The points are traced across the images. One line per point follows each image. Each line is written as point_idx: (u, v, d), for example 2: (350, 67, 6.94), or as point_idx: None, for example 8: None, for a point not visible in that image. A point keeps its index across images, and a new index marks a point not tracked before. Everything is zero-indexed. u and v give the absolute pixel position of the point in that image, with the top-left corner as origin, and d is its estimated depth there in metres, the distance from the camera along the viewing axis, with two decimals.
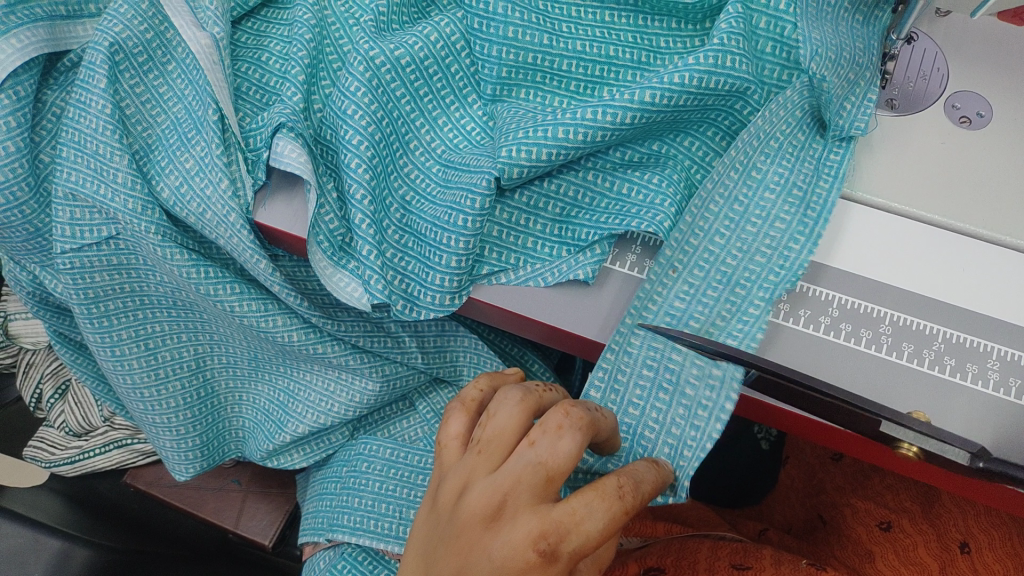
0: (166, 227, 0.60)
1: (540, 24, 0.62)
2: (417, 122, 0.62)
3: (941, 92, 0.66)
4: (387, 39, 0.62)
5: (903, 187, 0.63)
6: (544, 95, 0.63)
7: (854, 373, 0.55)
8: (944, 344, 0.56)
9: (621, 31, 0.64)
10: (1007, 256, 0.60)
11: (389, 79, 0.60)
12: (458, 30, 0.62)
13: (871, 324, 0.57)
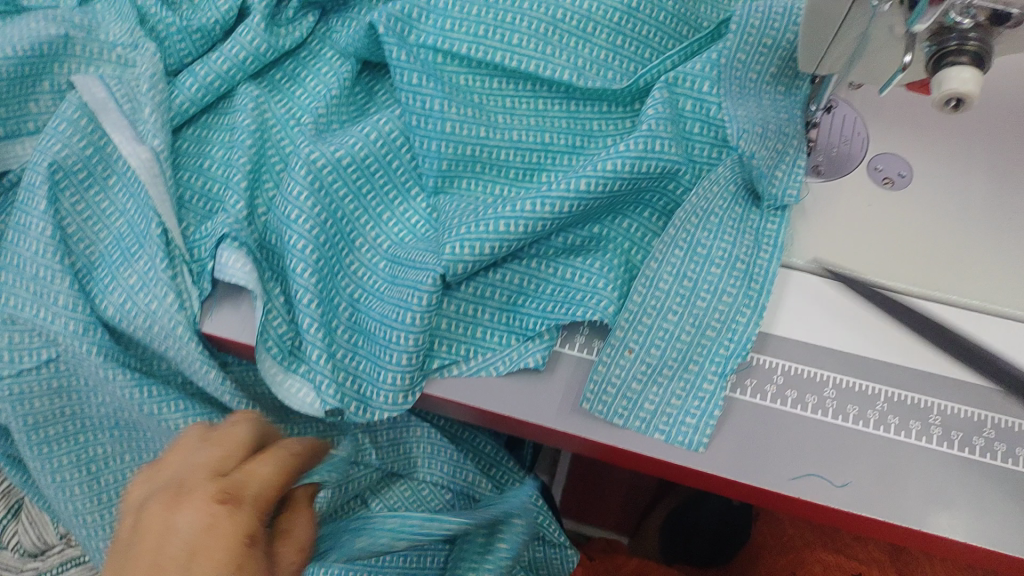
0: (109, 346, 0.60)
1: (475, 117, 0.64)
2: (361, 219, 0.63)
3: (863, 155, 0.69)
4: (327, 140, 0.64)
5: (835, 251, 0.65)
6: (485, 181, 0.65)
7: (807, 439, 0.57)
8: (886, 403, 0.58)
9: (555, 118, 0.67)
10: (938, 311, 0.62)
11: (331, 179, 0.61)
12: (396, 127, 0.65)
13: (815, 389, 0.59)
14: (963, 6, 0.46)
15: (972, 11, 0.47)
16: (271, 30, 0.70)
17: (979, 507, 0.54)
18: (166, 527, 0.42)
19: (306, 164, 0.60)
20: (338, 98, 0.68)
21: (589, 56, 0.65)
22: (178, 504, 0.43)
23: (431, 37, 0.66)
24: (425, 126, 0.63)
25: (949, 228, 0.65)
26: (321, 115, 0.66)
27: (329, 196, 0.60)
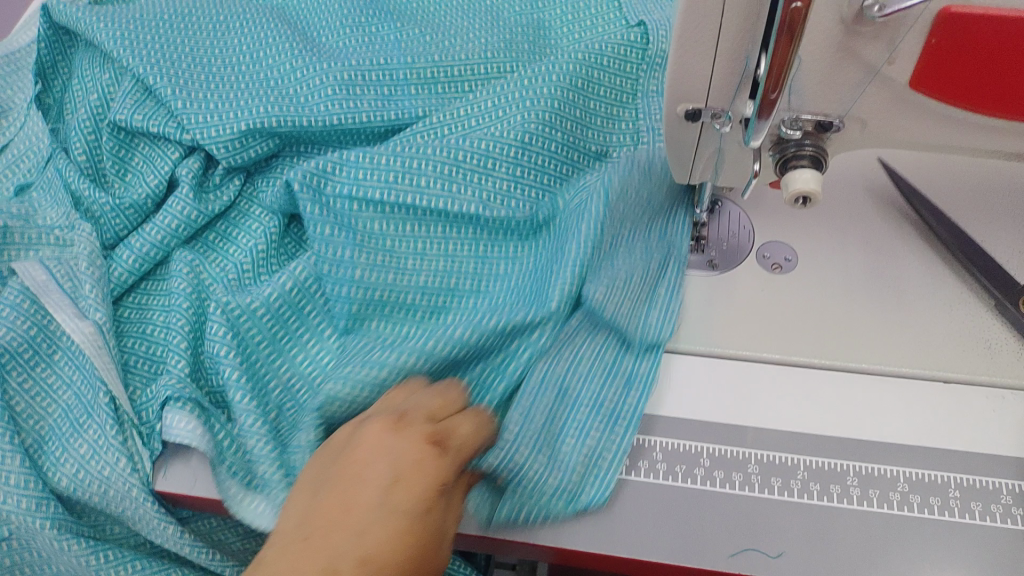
0: (63, 517, 0.62)
1: (383, 262, 0.70)
2: (275, 362, 0.67)
3: (751, 245, 0.76)
4: (246, 293, 0.69)
5: (742, 334, 0.71)
6: (412, 312, 0.69)
7: (742, 518, 0.60)
8: (806, 471, 0.63)
9: (464, 258, 0.72)
10: (842, 377, 0.68)
11: (246, 328, 0.67)
12: (311, 273, 0.69)
13: (739, 467, 0.63)
14: (793, 116, 0.54)
15: (800, 121, 0.55)
16: (200, 204, 0.76)
17: (907, 559, 0.58)
18: (379, 445, 0.52)
19: (235, 325, 0.67)
20: (264, 255, 0.73)
21: (490, 190, 0.72)
22: (394, 433, 0.53)
23: (345, 190, 0.72)
24: (347, 271, 0.69)
25: (842, 300, 0.72)
26: (253, 274, 0.72)
27: (257, 361, 0.66)
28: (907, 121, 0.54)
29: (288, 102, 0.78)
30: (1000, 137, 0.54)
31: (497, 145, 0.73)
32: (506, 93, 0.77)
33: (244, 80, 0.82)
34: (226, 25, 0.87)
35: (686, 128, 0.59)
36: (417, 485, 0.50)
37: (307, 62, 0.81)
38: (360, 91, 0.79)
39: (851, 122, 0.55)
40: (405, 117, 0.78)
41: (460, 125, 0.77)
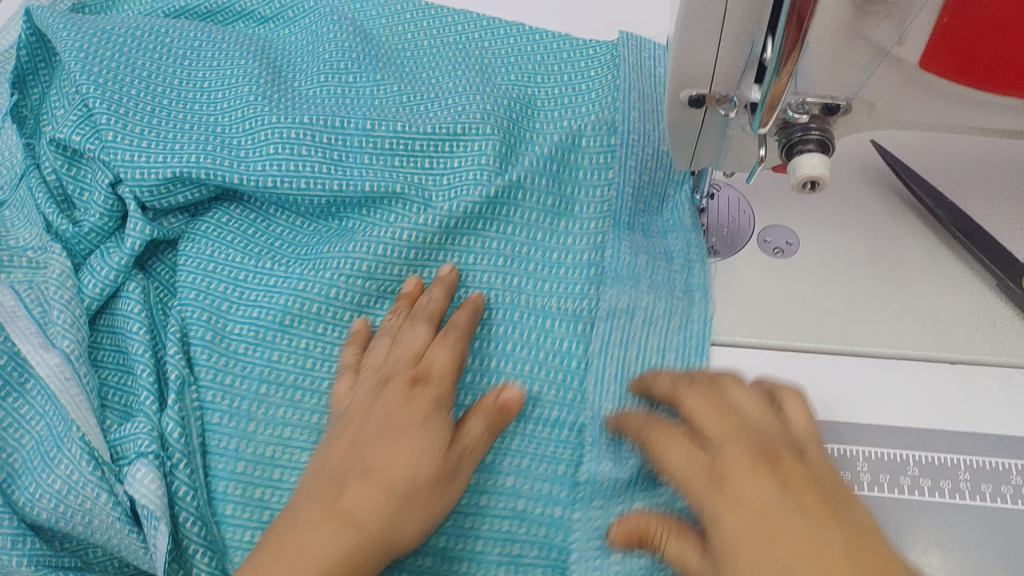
0: (39, 552, 0.64)
1: (273, 340, 0.70)
2: (281, 420, 0.66)
3: (752, 230, 0.75)
4: (228, 361, 0.68)
5: (747, 319, 0.69)
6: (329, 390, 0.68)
7: None
8: None
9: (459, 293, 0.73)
10: (847, 362, 0.68)
11: (240, 403, 0.67)
12: (194, 347, 0.68)
13: None
14: (798, 99, 0.53)
15: (807, 105, 0.53)
16: (183, 257, 0.74)
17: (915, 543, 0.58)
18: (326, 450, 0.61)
19: (219, 389, 0.67)
20: (246, 305, 0.71)
21: (441, 231, 0.74)
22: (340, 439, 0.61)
23: (280, 268, 0.74)
24: (299, 342, 0.70)
25: (842, 284, 0.71)
26: (233, 330, 0.70)
27: (238, 417, 0.66)
28: (915, 101, 0.53)
29: (230, 155, 0.76)
30: (1009, 116, 0.53)
31: (455, 197, 0.76)
32: (474, 146, 0.79)
33: (219, 111, 0.81)
34: (197, 49, 0.86)
35: (687, 114, 0.57)
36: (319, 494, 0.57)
37: (277, 100, 0.80)
38: (328, 130, 0.78)
39: (858, 103, 0.53)
40: (354, 172, 0.76)
41: (411, 180, 0.77)
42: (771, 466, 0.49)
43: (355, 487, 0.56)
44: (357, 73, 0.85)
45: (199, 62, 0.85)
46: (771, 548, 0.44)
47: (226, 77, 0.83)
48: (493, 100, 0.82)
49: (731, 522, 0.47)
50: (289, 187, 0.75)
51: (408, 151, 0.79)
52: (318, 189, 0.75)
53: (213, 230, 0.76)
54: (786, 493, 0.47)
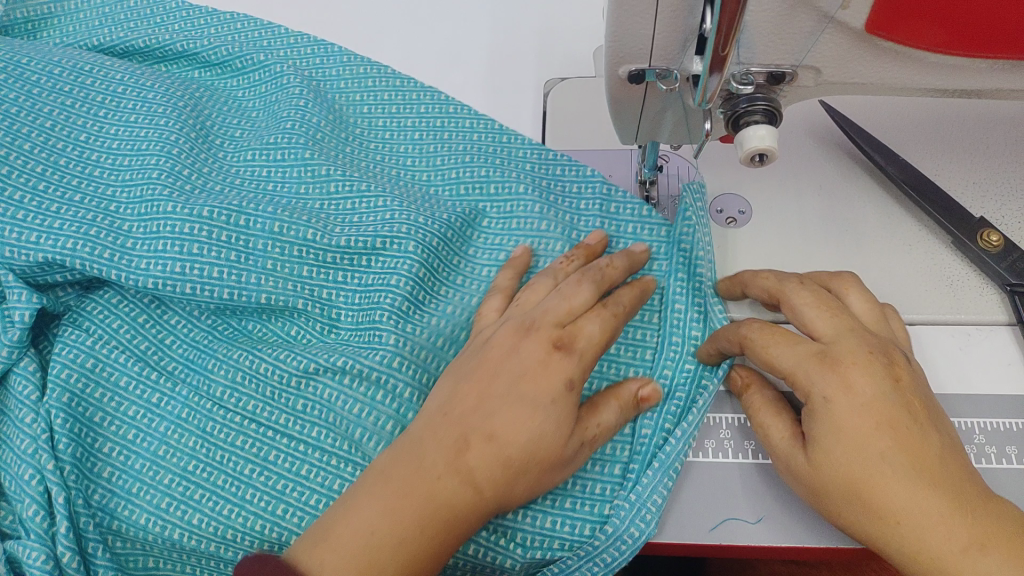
0: None
1: (184, 377, 0.63)
2: (197, 473, 0.59)
3: (703, 199, 0.73)
4: (133, 413, 0.62)
5: None
6: (246, 422, 0.60)
7: (723, 489, 0.57)
8: (731, 430, 0.60)
9: (382, 301, 0.63)
10: None
11: (153, 468, 0.60)
12: (94, 405, 0.61)
13: (712, 434, 0.60)
14: (743, 70, 0.51)
15: (752, 75, 0.51)
16: (58, 342, 0.63)
17: None
18: (513, 348, 0.55)
19: (135, 477, 0.60)
20: (136, 385, 0.62)
21: (355, 329, 0.63)
22: (525, 337, 0.55)
23: (189, 317, 0.66)
24: (212, 376, 0.62)
25: (801, 251, 0.70)
26: (125, 413, 0.62)
27: (152, 480, 0.59)
28: (863, 65, 0.51)
29: (117, 242, 0.64)
30: (954, 75, 0.52)
31: (362, 313, 0.63)
32: (374, 200, 0.68)
33: (114, 158, 0.71)
34: (112, 69, 0.76)
35: (629, 90, 0.55)
36: (546, 377, 0.53)
37: (197, 134, 0.73)
38: (234, 223, 0.64)
39: (804, 71, 0.52)
40: (251, 282, 0.63)
41: (318, 291, 0.64)
42: (886, 363, 0.50)
43: (473, 413, 0.53)
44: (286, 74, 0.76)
45: (110, 86, 0.75)
46: (874, 440, 0.47)
47: (139, 106, 0.74)
48: (420, 118, 0.75)
49: (842, 403, 0.48)
50: (175, 292, 0.63)
51: (329, 189, 0.69)
52: (206, 295, 0.63)
53: (111, 302, 0.65)
54: (897, 391, 0.49)
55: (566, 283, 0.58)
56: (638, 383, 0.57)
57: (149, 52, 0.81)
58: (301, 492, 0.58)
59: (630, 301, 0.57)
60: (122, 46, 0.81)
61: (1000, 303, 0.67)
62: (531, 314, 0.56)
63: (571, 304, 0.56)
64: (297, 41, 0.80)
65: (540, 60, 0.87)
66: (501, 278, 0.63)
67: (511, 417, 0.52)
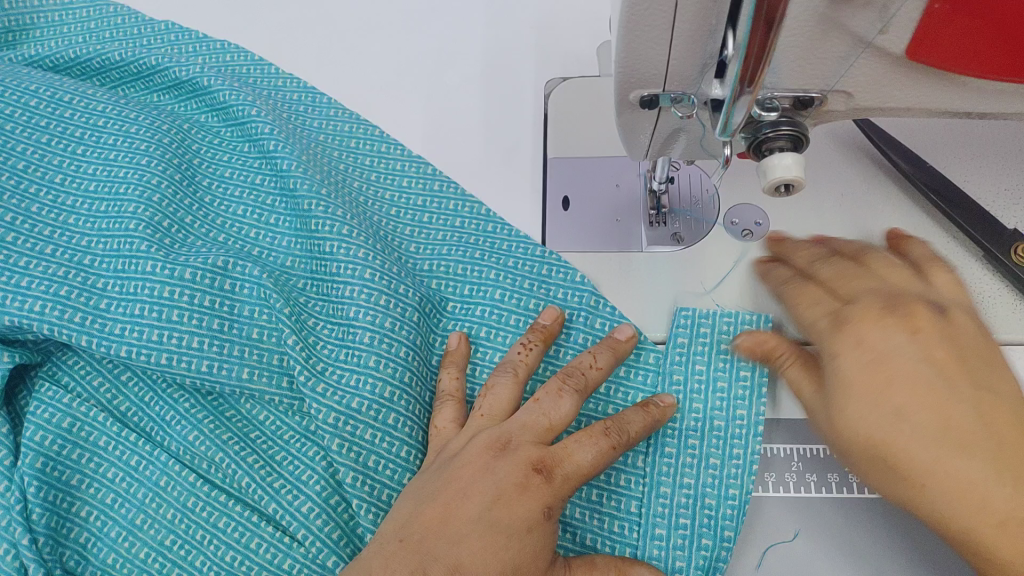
0: None
1: (156, 440, 0.64)
2: (168, 542, 0.60)
3: (716, 211, 0.69)
4: (108, 478, 0.62)
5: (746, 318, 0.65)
6: (220, 487, 0.62)
7: (802, 522, 0.58)
8: (800, 462, 0.60)
9: (360, 373, 0.62)
10: None
11: (125, 534, 0.61)
12: (72, 470, 0.62)
13: (774, 467, 0.60)
14: (767, 94, 0.47)
15: (775, 100, 0.47)
16: (33, 401, 0.63)
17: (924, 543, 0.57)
18: (486, 468, 0.52)
19: (110, 546, 0.61)
20: (115, 446, 0.63)
21: (343, 410, 0.61)
22: (500, 455, 0.53)
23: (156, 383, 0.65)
24: (187, 436, 0.63)
25: None
26: (104, 475, 0.62)
27: (128, 541, 0.61)
28: (897, 90, 0.47)
29: (90, 303, 0.64)
30: (993, 99, 0.47)
31: (352, 392, 0.61)
32: (360, 270, 0.66)
33: (91, 203, 0.69)
34: (93, 98, 0.75)
35: (639, 113, 0.51)
36: (522, 503, 0.51)
37: (179, 171, 0.72)
38: (219, 287, 0.64)
39: (834, 95, 0.47)
40: (233, 354, 0.62)
41: (314, 361, 0.63)
42: (901, 316, 0.49)
43: (436, 540, 0.49)
44: (257, 121, 0.73)
45: (89, 118, 0.74)
46: (889, 396, 0.46)
47: (120, 141, 0.73)
48: (410, 160, 0.74)
49: (850, 359, 0.48)
50: (149, 361, 0.62)
51: (311, 269, 0.67)
52: (184, 367, 0.62)
53: (92, 358, 0.66)
54: (916, 342, 0.48)
55: (545, 391, 0.56)
56: (649, 572, 0.54)
57: (124, 67, 0.79)
58: (282, 562, 0.59)
59: (637, 431, 0.55)
60: (98, 60, 0.78)
61: None
62: (507, 431, 0.55)
63: (550, 420, 0.55)
64: (285, 83, 0.80)
65: (540, 61, 0.82)
66: (451, 378, 0.61)
67: (483, 547, 0.49)
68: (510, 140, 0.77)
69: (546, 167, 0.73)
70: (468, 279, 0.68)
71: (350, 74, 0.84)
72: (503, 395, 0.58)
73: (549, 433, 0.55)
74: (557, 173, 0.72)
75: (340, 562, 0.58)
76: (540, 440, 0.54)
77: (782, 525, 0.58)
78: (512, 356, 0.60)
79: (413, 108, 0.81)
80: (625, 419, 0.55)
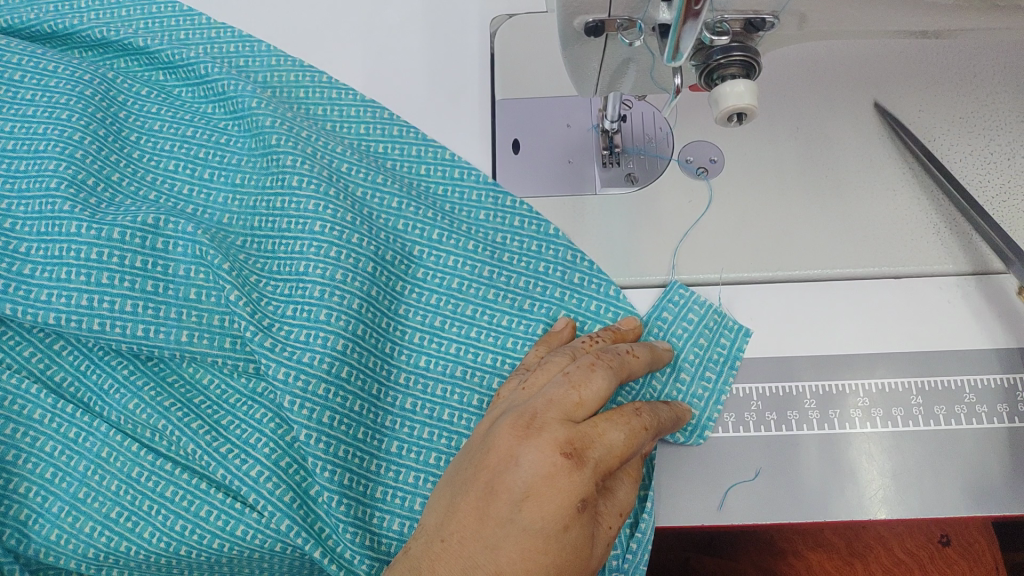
0: None
1: (93, 409, 0.61)
2: (113, 514, 0.58)
3: (670, 149, 0.67)
4: (45, 452, 0.59)
5: (707, 256, 0.63)
6: (164, 454, 0.59)
7: (765, 463, 0.57)
8: (760, 400, 0.59)
9: (308, 330, 0.59)
10: (808, 290, 0.62)
11: (65, 509, 0.58)
12: (5, 444, 0.59)
13: (737, 407, 0.59)
14: (717, 17, 0.44)
15: (726, 23, 0.45)
16: None
17: (885, 476, 0.57)
18: (512, 453, 0.45)
19: (53, 522, 0.58)
20: (51, 419, 0.60)
21: (293, 364, 0.58)
22: (527, 437, 0.45)
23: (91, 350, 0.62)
24: (127, 403, 0.60)
25: (784, 200, 0.65)
26: (42, 449, 0.59)
27: (69, 515, 0.58)
28: (852, 8, 0.45)
29: (14, 269, 0.60)
30: (950, 12, 0.46)
31: (302, 347, 0.58)
32: (311, 222, 0.62)
33: (10, 162, 0.65)
34: (7, 49, 0.69)
35: (585, 41, 0.48)
36: (553, 499, 0.43)
37: (105, 126, 0.67)
38: (151, 246, 0.61)
39: (786, 17, 0.45)
40: (171, 316, 0.60)
41: (261, 316, 0.60)
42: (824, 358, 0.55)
43: (474, 544, 0.44)
44: (219, 75, 0.70)
45: (4, 72, 0.69)
46: None
47: (39, 95, 0.68)
48: (362, 105, 0.70)
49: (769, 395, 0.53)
50: (81, 327, 0.59)
51: (253, 224, 0.64)
52: (118, 332, 0.59)
53: (20, 327, 0.62)
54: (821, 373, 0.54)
55: (574, 366, 0.49)
56: None
57: (38, 29, 0.73)
58: (234, 529, 0.57)
59: (662, 416, 0.51)
60: (6, 19, 0.72)
61: None
62: (534, 407, 0.47)
63: (581, 395, 0.47)
64: (219, 34, 0.73)
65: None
66: (536, 353, 0.56)
67: (523, 554, 0.44)
68: (457, 85, 0.74)
69: (494, 109, 0.71)
70: (438, 223, 0.65)
71: (293, 18, 0.79)
72: (542, 376, 0.51)
73: (579, 410, 0.47)
74: (504, 113, 0.70)
75: (297, 528, 0.56)
76: (567, 419, 0.46)
77: (745, 468, 0.57)
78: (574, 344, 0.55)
79: (359, 53, 0.77)
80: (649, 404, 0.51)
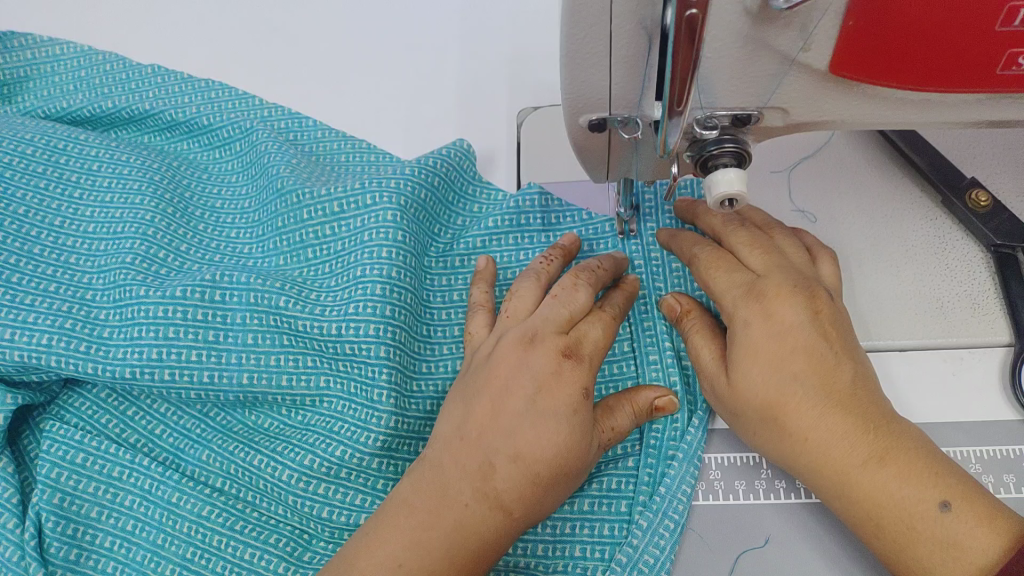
0: None
1: (168, 463, 0.65)
2: (187, 554, 0.61)
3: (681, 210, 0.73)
4: (116, 502, 0.64)
5: None
6: (239, 497, 0.63)
7: (778, 530, 0.59)
8: (770, 468, 0.62)
9: (362, 344, 0.63)
10: None
11: (142, 555, 0.62)
12: (92, 500, 0.63)
13: (750, 475, 0.62)
14: (706, 113, 0.49)
15: (715, 118, 0.50)
16: (45, 439, 0.65)
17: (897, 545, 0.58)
18: (519, 364, 0.55)
19: (137, 570, 0.61)
20: (130, 474, 0.64)
21: (380, 362, 0.62)
22: (530, 349, 0.55)
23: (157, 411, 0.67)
24: (200, 455, 0.65)
25: None
26: (122, 504, 0.63)
27: (130, 568, 0.61)
28: (832, 104, 0.49)
29: (93, 333, 0.66)
30: (927, 110, 0.50)
31: (375, 342, 0.62)
32: (376, 230, 0.66)
33: (90, 243, 0.72)
34: (86, 143, 0.78)
35: (588, 137, 0.53)
36: (562, 389, 0.54)
37: (173, 204, 0.74)
38: (210, 299, 0.65)
39: (770, 111, 0.50)
40: (232, 362, 0.63)
41: (326, 327, 0.64)
42: (808, 298, 0.57)
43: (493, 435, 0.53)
44: (266, 142, 0.76)
45: (84, 163, 0.77)
46: (787, 367, 0.55)
47: (115, 183, 0.75)
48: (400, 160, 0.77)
49: (759, 326, 0.57)
50: (153, 379, 0.63)
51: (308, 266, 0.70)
52: (186, 380, 0.63)
53: (98, 397, 0.68)
54: (814, 321, 0.57)
55: (561, 288, 0.59)
56: (654, 393, 0.59)
57: (115, 114, 0.82)
58: (302, 555, 0.60)
59: (622, 305, 0.61)
60: (89, 108, 0.81)
61: (999, 324, 0.65)
62: (532, 326, 0.57)
63: (570, 311, 0.58)
64: (270, 113, 0.81)
65: (513, 88, 0.85)
66: (480, 291, 0.65)
67: (535, 433, 0.52)
68: (485, 162, 0.81)
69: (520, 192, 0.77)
70: (445, 224, 0.72)
71: (338, 102, 0.87)
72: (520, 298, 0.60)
73: (569, 323, 0.57)
74: None
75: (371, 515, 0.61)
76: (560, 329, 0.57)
77: (757, 533, 0.59)
78: (534, 265, 0.64)
79: (397, 131, 0.84)
80: (607, 299, 0.61)
